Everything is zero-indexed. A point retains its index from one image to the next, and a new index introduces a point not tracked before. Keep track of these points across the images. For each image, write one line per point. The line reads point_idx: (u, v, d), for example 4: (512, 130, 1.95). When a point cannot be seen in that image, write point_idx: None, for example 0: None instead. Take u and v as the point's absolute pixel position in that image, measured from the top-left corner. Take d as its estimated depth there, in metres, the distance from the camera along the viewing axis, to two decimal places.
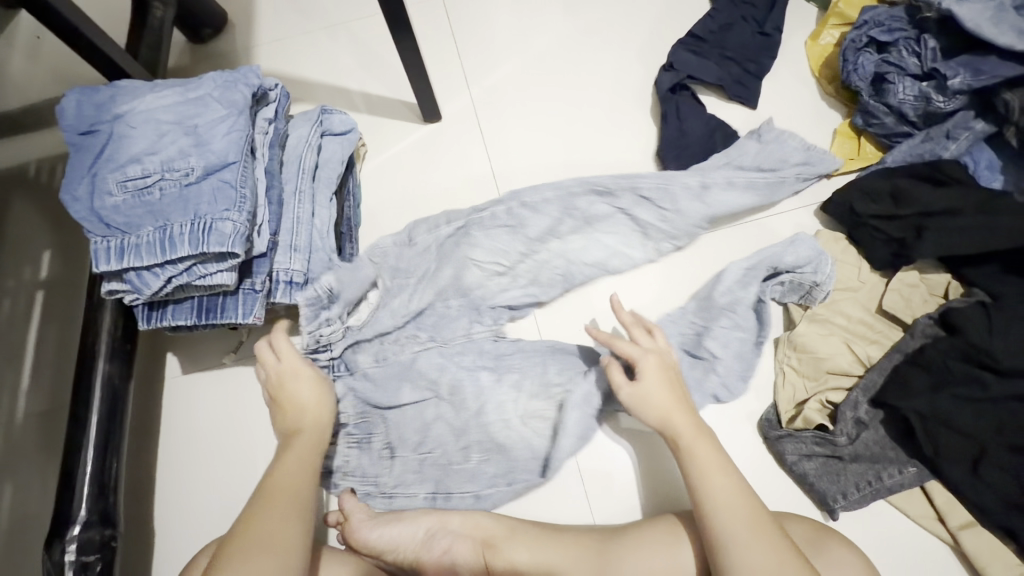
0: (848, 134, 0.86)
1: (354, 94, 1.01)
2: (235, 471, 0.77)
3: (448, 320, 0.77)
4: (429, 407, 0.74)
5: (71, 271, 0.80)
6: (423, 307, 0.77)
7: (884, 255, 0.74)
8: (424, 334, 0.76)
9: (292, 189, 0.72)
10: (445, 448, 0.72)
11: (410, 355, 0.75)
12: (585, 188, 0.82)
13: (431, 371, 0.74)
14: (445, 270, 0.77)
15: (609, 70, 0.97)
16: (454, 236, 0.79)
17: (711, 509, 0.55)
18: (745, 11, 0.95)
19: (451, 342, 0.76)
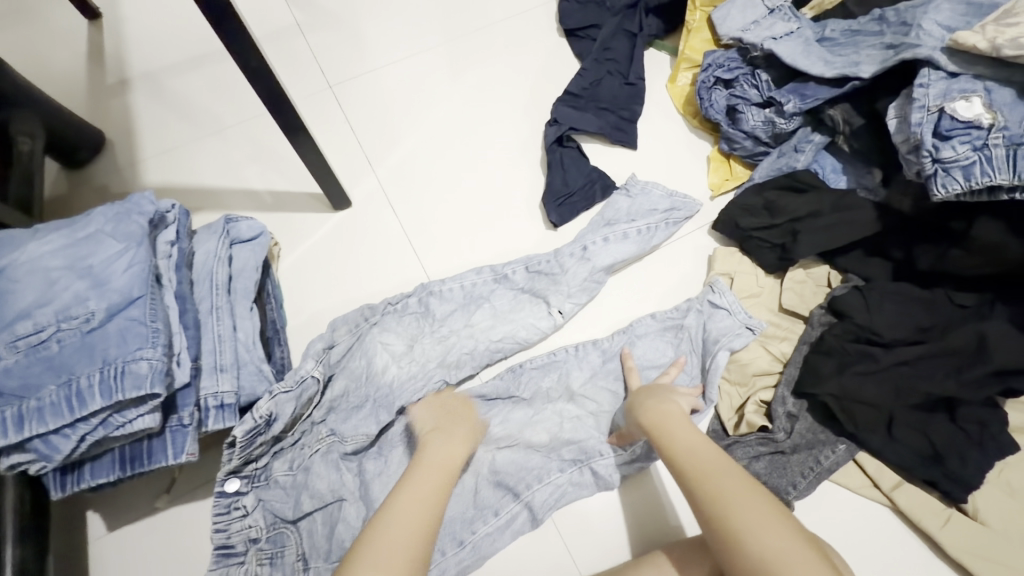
0: (719, 158, 0.98)
1: (257, 194, 1.00)
2: None
3: (351, 417, 0.74)
4: (337, 509, 0.71)
5: None
6: (338, 404, 0.76)
7: (772, 260, 0.84)
8: (327, 431, 0.74)
9: (208, 307, 0.69)
10: None
11: (313, 458, 0.73)
12: (497, 275, 0.85)
13: (333, 474, 0.72)
14: (358, 361, 0.77)
15: (501, 135, 1.04)
16: (378, 325, 0.80)
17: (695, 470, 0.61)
18: (610, 66, 1.05)
19: (354, 441, 0.73)
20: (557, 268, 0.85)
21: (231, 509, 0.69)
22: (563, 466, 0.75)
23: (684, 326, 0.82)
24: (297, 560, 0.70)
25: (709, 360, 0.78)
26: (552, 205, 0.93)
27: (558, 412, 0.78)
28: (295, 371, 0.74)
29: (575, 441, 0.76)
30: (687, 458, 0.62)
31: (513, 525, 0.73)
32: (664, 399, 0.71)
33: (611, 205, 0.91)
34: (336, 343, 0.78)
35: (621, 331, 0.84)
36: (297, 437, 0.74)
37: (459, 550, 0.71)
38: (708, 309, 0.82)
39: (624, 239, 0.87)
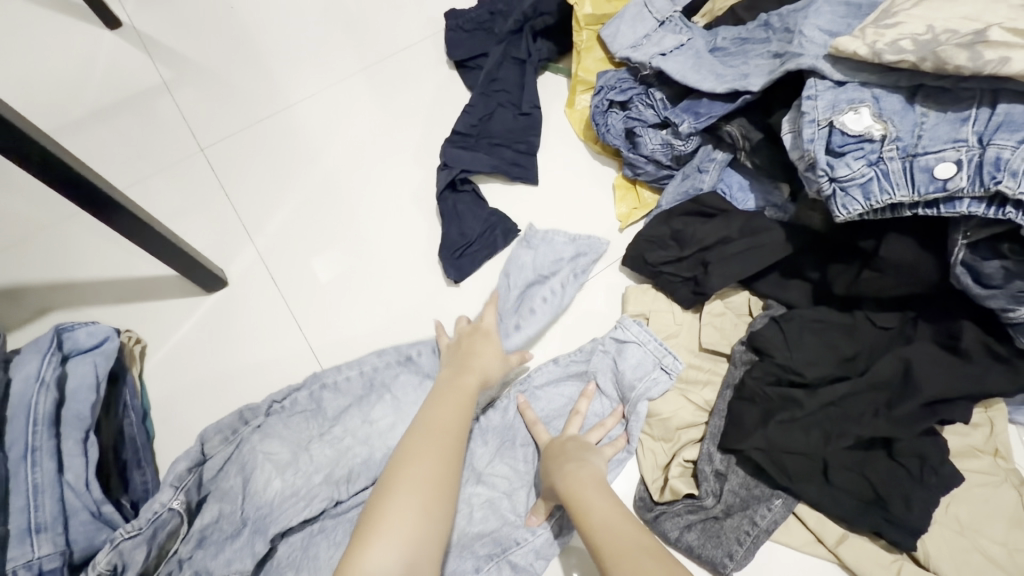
0: (626, 184, 0.92)
1: (120, 284, 0.88)
2: None
3: (223, 550, 0.63)
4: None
5: None
6: (210, 534, 0.64)
7: (686, 295, 0.77)
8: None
9: (21, 452, 0.58)
10: None
11: None
12: (401, 357, 0.77)
13: None
14: (232, 478, 0.67)
15: (393, 185, 0.95)
16: (261, 433, 0.69)
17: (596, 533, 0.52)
18: (501, 98, 0.98)
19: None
20: None
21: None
22: (478, 567, 0.63)
23: (589, 372, 0.75)
24: None
25: (629, 408, 0.71)
26: (448, 258, 0.85)
27: (463, 519, 0.66)
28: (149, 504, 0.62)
29: (488, 533, 0.66)
30: (603, 534, 0.52)
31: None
32: (583, 463, 0.62)
33: (514, 261, 0.83)
34: (207, 459, 0.67)
35: (529, 394, 0.74)
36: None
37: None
38: (614, 347, 0.76)
39: (532, 304, 0.80)
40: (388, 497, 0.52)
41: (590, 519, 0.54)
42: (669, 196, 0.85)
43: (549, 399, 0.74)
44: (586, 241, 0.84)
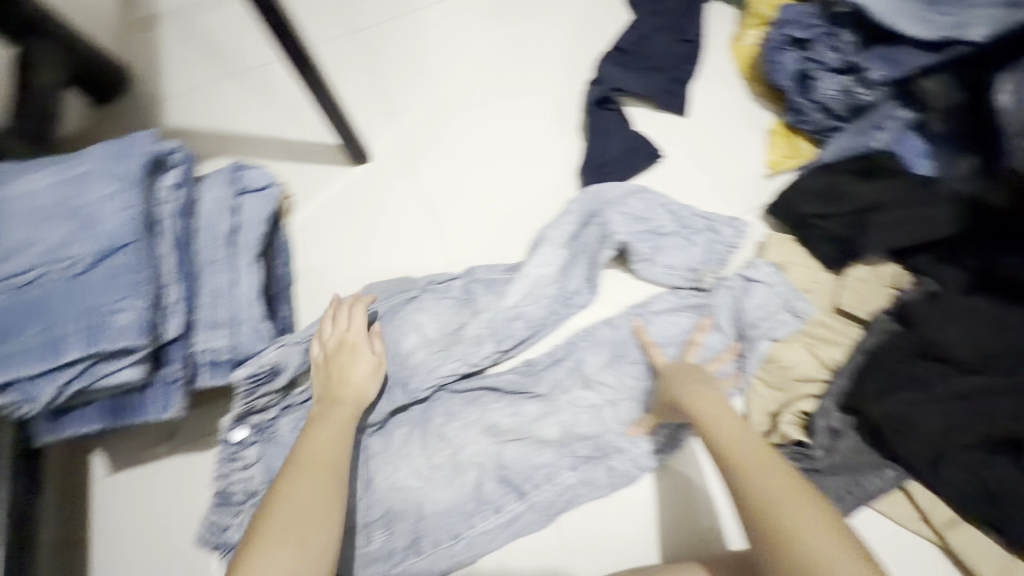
0: (782, 132, 0.86)
1: (274, 142, 0.94)
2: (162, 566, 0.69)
3: None
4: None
5: None
6: None
7: (832, 253, 0.74)
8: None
9: (207, 259, 0.66)
10: (412, 511, 0.64)
11: None
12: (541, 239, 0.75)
13: None
14: (384, 338, 0.71)
15: (537, 93, 0.94)
16: (419, 303, 0.73)
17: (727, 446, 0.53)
18: (666, 19, 0.93)
19: (361, 422, 0.68)
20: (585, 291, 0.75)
21: (234, 458, 0.65)
22: (576, 468, 0.66)
23: (709, 306, 0.74)
24: None
25: (748, 346, 0.70)
26: (592, 170, 0.83)
27: (564, 419, 0.68)
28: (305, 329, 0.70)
29: (589, 436, 0.68)
30: (733, 446, 0.53)
31: (506, 523, 0.65)
32: (705, 385, 0.62)
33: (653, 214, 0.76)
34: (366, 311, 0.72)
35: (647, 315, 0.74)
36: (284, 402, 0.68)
37: (454, 546, 0.64)
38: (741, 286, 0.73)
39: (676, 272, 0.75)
40: (267, 539, 0.50)
41: (717, 437, 0.55)
42: (836, 150, 0.78)
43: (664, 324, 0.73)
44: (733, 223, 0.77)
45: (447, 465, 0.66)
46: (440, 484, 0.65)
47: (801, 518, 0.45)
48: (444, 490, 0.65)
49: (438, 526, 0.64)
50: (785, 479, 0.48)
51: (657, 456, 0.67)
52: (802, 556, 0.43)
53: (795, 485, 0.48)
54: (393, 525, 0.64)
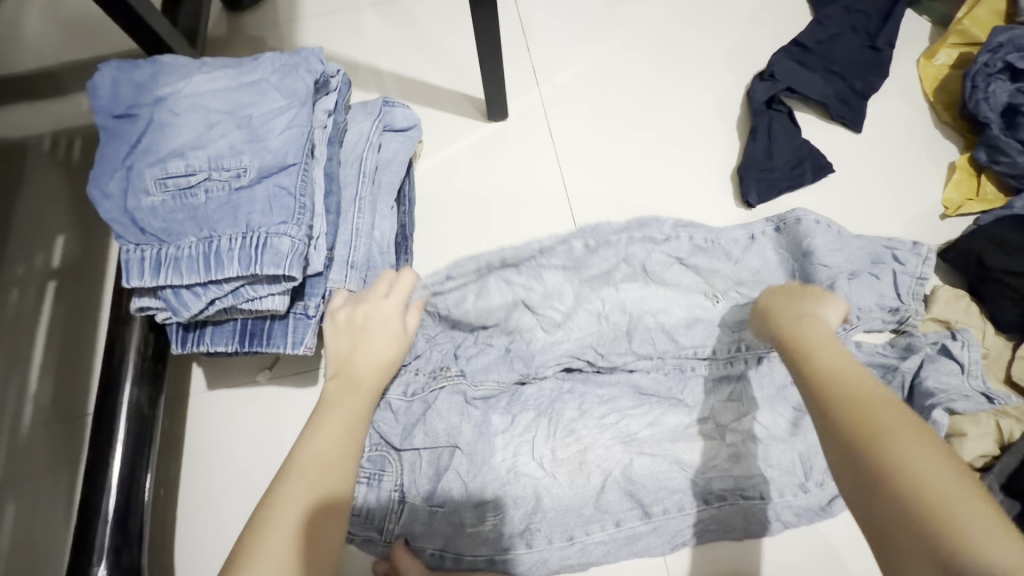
0: (967, 170, 0.76)
1: (408, 83, 0.89)
2: (250, 496, 0.69)
3: (483, 361, 0.66)
4: (448, 456, 0.62)
5: (79, 253, 0.82)
6: (470, 349, 0.67)
7: (1013, 317, 0.66)
8: (436, 368, 0.66)
9: (352, 195, 0.62)
10: (525, 506, 0.61)
11: (437, 391, 0.64)
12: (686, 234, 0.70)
13: (453, 419, 0.63)
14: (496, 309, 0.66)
15: (694, 78, 0.87)
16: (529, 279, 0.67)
17: (827, 377, 0.44)
18: (856, 21, 0.83)
19: (482, 392, 0.65)
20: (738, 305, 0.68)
21: None
22: (708, 502, 0.62)
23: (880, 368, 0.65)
24: (394, 490, 0.61)
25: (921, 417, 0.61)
26: (752, 176, 0.77)
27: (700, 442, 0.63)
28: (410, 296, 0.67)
29: (729, 470, 0.62)
30: (840, 382, 0.43)
31: (620, 538, 0.61)
32: (807, 314, 0.52)
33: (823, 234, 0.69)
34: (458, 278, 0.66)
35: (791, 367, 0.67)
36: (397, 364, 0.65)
37: (567, 548, 0.60)
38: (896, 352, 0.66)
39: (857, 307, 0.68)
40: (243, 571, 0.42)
41: (821, 362, 0.46)
42: None
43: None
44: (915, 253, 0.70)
45: (572, 462, 0.63)
46: (563, 484, 0.62)
47: (929, 464, 0.35)
48: (565, 488, 0.62)
49: (551, 521, 0.61)
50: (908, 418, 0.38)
51: (805, 501, 0.61)
52: (920, 506, 0.33)
53: (929, 444, 0.36)
54: (505, 511, 0.61)
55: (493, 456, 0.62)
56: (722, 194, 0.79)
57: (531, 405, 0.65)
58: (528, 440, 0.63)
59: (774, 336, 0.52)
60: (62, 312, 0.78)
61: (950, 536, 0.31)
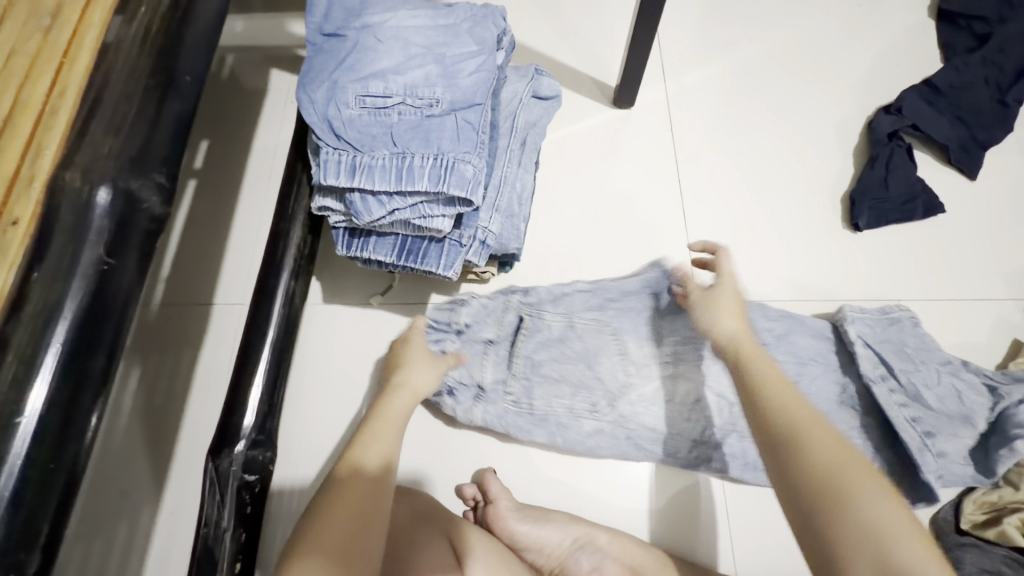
0: None
1: (543, 58, 0.94)
2: (350, 405, 0.73)
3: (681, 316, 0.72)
4: (570, 367, 0.70)
5: (213, 159, 0.89)
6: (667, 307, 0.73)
7: None
8: (529, 307, 0.73)
9: (504, 146, 0.67)
10: (611, 428, 0.68)
11: (602, 318, 0.73)
12: (888, 319, 0.71)
13: (594, 334, 0.72)
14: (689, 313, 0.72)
15: (817, 101, 0.90)
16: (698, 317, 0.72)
17: (770, 400, 0.47)
18: (990, 73, 0.86)
19: (584, 325, 0.72)
20: (889, 339, 0.70)
21: (491, 303, 0.73)
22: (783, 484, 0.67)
23: (976, 402, 0.65)
24: (501, 355, 0.70)
25: (1004, 441, 0.63)
26: (865, 202, 0.80)
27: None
28: (569, 287, 0.75)
29: None
30: (785, 410, 0.46)
31: (702, 444, 0.67)
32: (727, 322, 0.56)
33: (925, 341, 0.69)
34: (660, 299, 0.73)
35: (908, 357, 0.68)
36: (504, 301, 0.73)
37: (655, 444, 0.68)
38: (1005, 380, 0.67)
39: (970, 383, 0.67)
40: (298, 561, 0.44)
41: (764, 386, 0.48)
42: None
43: (922, 374, 0.67)
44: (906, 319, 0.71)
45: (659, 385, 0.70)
46: (655, 402, 0.69)
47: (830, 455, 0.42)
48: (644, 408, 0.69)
49: (643, 420, 0.68)
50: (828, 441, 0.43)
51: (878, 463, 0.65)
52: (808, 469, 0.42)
53: (835, 452, 0.42)
54: (597, 415, 0.69)
55: (598, 364, 0.71)
56: (831, 211, 0.82)
57: (621, 331, 0.72)
58: (623, 357, 0.71)
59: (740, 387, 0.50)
60: (195, 208, 0.85)
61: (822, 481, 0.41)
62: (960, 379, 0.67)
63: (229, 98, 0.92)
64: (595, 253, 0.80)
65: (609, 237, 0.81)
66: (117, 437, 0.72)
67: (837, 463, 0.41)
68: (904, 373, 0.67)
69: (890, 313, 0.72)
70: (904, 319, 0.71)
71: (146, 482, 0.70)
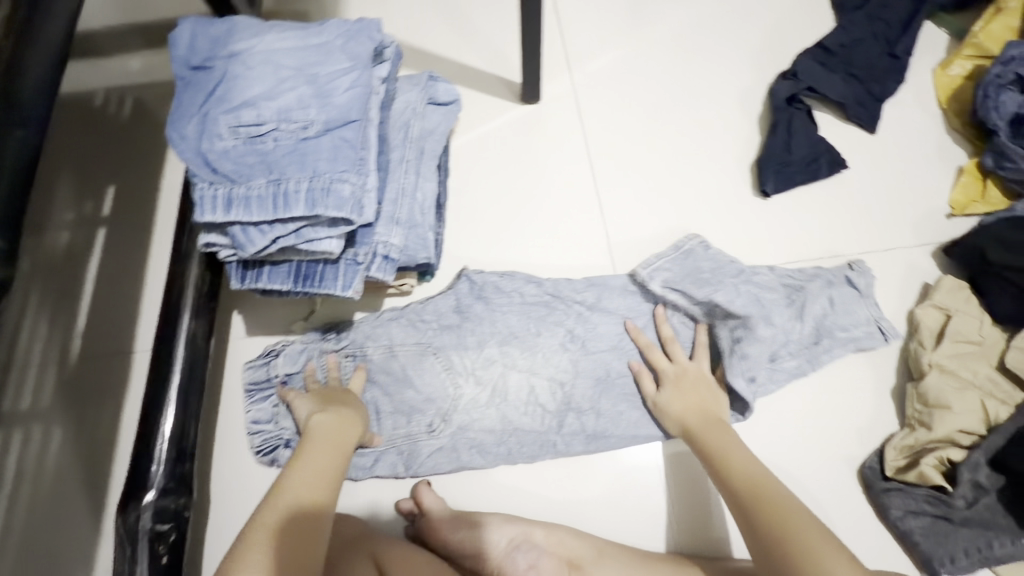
0: (975, 174, 0.81)
1: (447, 62, 0.93)
2: None
3: (494, 313, 0.73)
4: (406, 393, 0.70)
5: (122, 204, 0.86)
6: (489, 299, 0.74)
7: (1009, 310, 0.69)
8: (348, 346, 0.72)
9: (398, 157, 0.66)
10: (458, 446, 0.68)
11: (428, 334, 0.73)
12: (682, 247, 0.76)
13: (417, 354, 0.71)
14: (501, 304, 0.74)
15: (719, 74, 0.91)
16: (510, 309, 0.74)
17: (741, 478, 0.55)
18: (878, 28, 0.88)
19: (403, 349, 0.72)
20: (694, 268, 0.74)
21: (306, 349, 0.72)
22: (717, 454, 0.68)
23: (787, 307, 0.72)
24: None
25: (825, 335, 0.71)
26: (770, 168, 0.81)
27: (606, 362, 0.71)
28: (386, 315, 0.74)
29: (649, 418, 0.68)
30: (751, 482, 0.54)
31: (543, 435, 0.68)
32: (704, 403, 0.65)
33: (715, 259, 0.75)
34: (478, 298, 0.74)
35: (707, 281, 0.72)
36: (317, 344, 0.72)
37: (496, 446, 0.67)
38: (803, 277, 0.75)
39: (771, 290, 0.73)
40: None
41: (733, 465, 0.57)
42: None
43: (718, 291, 0.71)
44: (690, 248, 0.76)
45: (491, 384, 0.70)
46: (488, 404, 0.69)
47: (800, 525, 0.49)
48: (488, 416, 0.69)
49: (481, 425, 0.68)
50: (795, 510, 0.51)
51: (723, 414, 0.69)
52: (782, 536, 0.49)
53: (804, 519, 0.50)
54: (439, 430, 0.68)
55: (424, 381, 0.70)
56: (741, 180, 0.84)
57: (442, 348, 0.72)
58: (449, 371, 0.71)
59: (716, 480, 0.57)
60: (107, 257, 0.83)
61: (797, 552, 0.47)
62: (762, 287, 0.73)
63: (132, 139, 0.90)
64: (515, 250, 0.80)
65: (527, 232, 0.81)
66: (41, 503, 0.71)
67: (800, 530, 0.49)
68: (706, 293, 0.71)
69: (688, 247, 0.76)
70: (694, 246, 0.75)
71: (77, 544, 0.69)
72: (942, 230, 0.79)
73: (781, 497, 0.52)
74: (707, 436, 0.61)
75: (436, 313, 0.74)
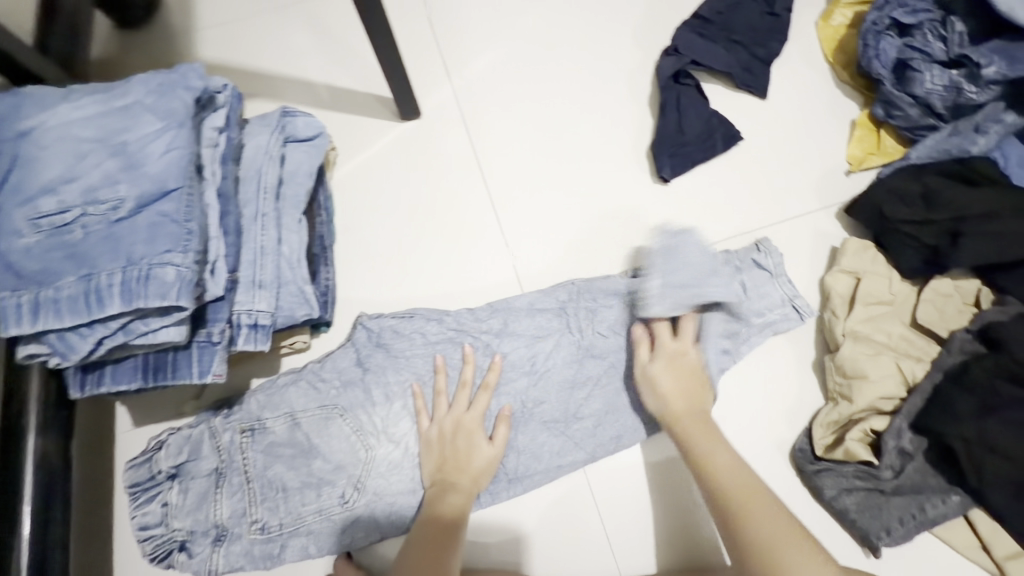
0: (868, 126, 0.80)
1: (317, 88, 0.86)
2: None
3: (398, 356, 0.69)
4: (315, 463, 0.64)
5: None
6: (393, 342, 0.69)
7: (915, 263, 0.67)
8: (246, 422, 0.65)
9: (253, 213, 0.60)
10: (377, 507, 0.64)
11: (330, 392, 0.67)
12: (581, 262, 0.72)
13: (320, 420, 0.65)
14: (404, 344, 0.69)
15: (605, 58, 0.87)
16: (415, 350, 0.69)
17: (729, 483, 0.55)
18: None
19: (306, 416, 0.65)
20: (597, 285, 0.71)
21: (189, 437, 0.64)
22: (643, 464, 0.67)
23: None
24: (217, 490, 0.62)
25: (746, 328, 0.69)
26: (665, 153, 0.78)
27: (521, 390, 0.68)
28: (280, 381, 0.67)
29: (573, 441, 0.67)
30: (741, 486, 0.55)
31: None
32: (698, 396, 0.62)
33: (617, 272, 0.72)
34: (379, 344, 0.69)
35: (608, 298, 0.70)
36: (207, 428, 0.64)
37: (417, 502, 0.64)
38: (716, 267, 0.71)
39: None
40: None
41: (720, 469, 0.57)
42: (948, 149, 0.71)
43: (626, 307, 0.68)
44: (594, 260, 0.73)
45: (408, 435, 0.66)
46: (406, 463, 0.65)
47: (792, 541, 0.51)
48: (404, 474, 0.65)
49: (392, 488, 0.64)
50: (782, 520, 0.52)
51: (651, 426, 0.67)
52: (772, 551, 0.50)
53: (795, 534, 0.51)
54: (350, 499, 0.64)
55: (328, 447, 0.65)
56: (639, 169, 0.80)
57: (349, 407, 0.66)
58: (359, 431, 0.65)
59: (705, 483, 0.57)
60: None
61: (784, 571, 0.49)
62: None
63: None
64: (415, 282, 0.75)
65: (425, 261, 0.76)
66: None
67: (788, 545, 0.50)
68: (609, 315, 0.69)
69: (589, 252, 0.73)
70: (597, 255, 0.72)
71: None
72: (842, 188, 0.78)
73: (765, 504, 0.54)
74: (694, 432, 0.60)
75: (333, 367, 0.68)
